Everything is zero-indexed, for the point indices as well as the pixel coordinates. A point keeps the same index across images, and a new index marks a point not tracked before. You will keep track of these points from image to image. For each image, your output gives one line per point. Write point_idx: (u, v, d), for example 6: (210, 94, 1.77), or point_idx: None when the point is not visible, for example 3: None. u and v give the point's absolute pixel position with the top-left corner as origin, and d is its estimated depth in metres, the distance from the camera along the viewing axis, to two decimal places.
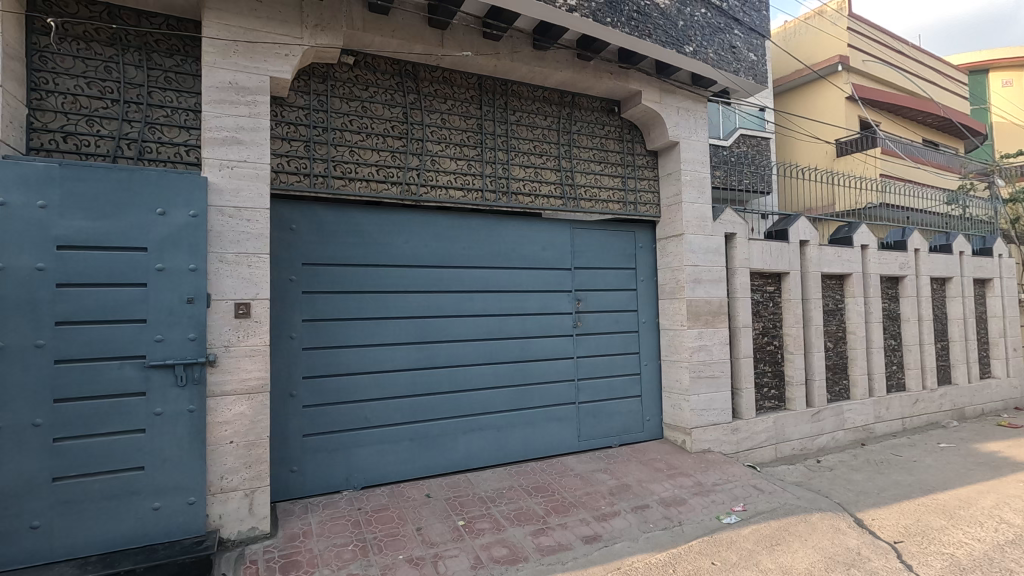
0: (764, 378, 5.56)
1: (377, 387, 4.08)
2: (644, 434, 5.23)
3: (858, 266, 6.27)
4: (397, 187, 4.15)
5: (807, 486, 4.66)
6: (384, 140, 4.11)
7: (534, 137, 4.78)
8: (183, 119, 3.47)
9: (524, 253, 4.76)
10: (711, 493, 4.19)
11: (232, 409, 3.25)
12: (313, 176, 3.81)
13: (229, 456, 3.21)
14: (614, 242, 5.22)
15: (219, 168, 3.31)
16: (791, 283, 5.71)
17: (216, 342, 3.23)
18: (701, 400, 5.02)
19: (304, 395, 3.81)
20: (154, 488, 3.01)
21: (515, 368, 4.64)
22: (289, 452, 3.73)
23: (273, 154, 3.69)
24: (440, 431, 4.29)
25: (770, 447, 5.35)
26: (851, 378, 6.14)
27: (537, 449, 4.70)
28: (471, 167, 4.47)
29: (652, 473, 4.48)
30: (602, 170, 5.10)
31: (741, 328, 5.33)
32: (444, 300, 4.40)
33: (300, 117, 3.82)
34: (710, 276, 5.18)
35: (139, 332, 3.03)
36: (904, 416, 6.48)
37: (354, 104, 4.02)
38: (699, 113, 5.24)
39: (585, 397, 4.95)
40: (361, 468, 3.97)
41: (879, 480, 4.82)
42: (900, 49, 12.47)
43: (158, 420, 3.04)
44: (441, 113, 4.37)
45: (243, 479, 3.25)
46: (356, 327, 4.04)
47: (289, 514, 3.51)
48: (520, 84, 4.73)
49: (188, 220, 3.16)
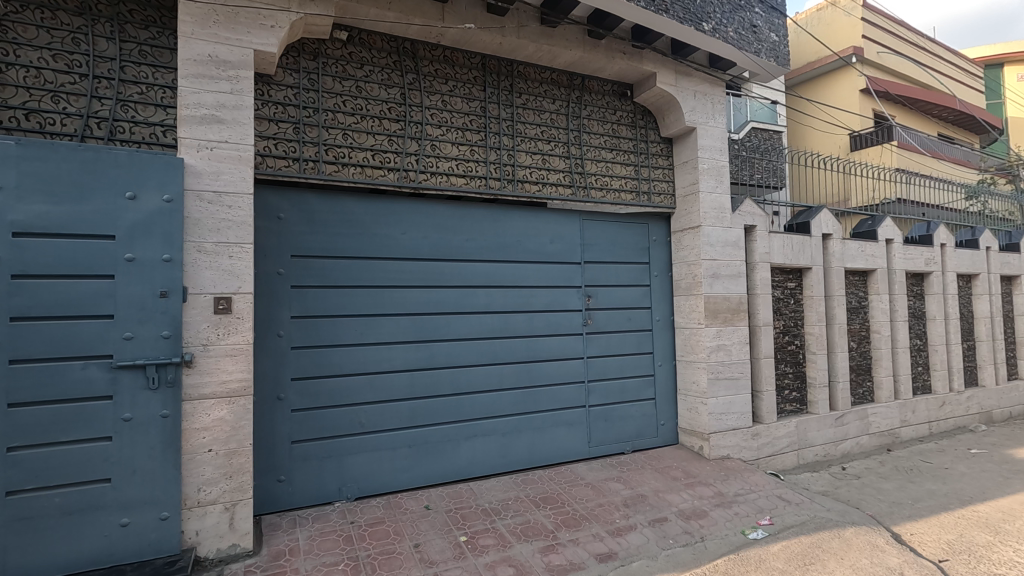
0: (785, 380, 5.23)
1: (373, 389, 3.78)
2: (657, 440, 4.92)
3: (883, 261, 5.95)
4: (393, 173, 3.84)
5: (836, 496, 4.34)
6: (380, 123, 3.82)
7: (541, 122, 4.47)
8: (160, 96, 3.18)
9: (531, 246, 4.45)
10: (734, 504, 3.87)
11: (211, 414, 2.95)
12: (303, 160, 3.51)
13: (207, 466, 2.91)
14: (626, 235, 4.90)
15: (197, 149, 3.00)
16: (813, 279, 5.38)
17: (193, 340, 2.93)
18: (719, 403, 4.71)
19: (293, 399, 3.51)
20: (122, 502, 2.71)
21: (522, 369, 4.34)
22: (275, 461, 3.43)
23: (259, 136, 3.39)
24: (441, 437, 3.98)
25: (793, 453, 5.02)
26: (876, 380, 5.81)
27: (545, 456, 4.39)
28: (474, 153, 4.17)
29: (669, 482, 4.16)
30: (613, 158, 4.79)
31: (761, 326, 5.01)
32: (445, 295, 4.09)
33: (288, 97, 3.52)
34: (729, 271, 4.86)
35: (106, 330, 2.73)
36: (930, 420, 6.14)
37: (347, 83, 3.72)
38: (717, 96, 4.92)
39: (596, 400, 4.64)
40: (355, 477, 3.67)
41: (912, 490, 4.50)
42: (916, 41, 12.09)
43: (127, 427, 2.74)
44: (441, 94, 4.07)
45: (223, 492, 2.95)
46: (350, 325, 3.73)
47: (275, 529, 3.22)
48: (526, 65, 4.43)
49: (161, 205, 2.86)
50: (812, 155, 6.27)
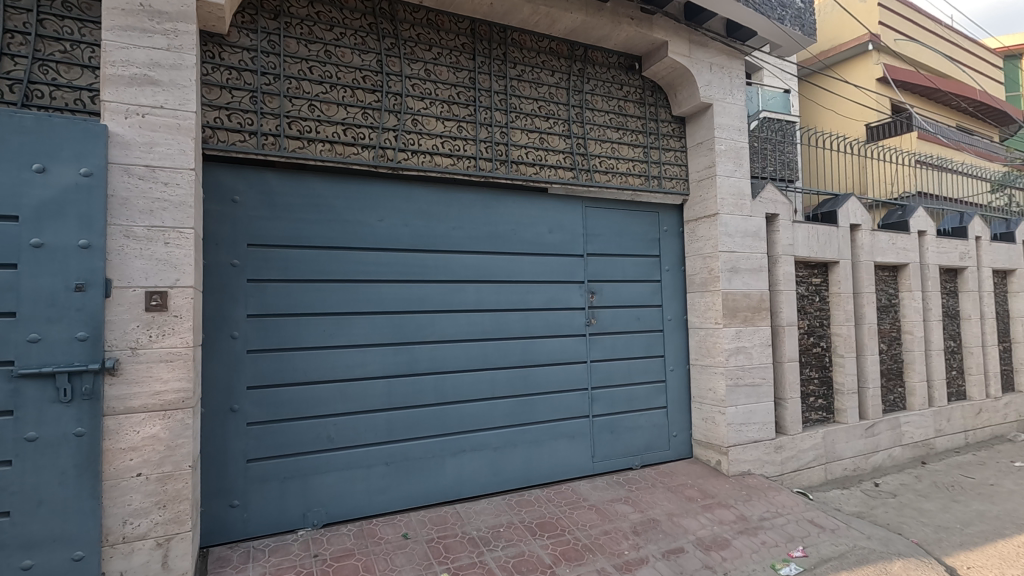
0: (810, 386, 4.72)
1: (344, 399, 3.28)
2: (669, 452, 4.42)
3: (916, 254, 5.42)
4: (368, 151, 3.35)
5: (873, 518, 3.83)
6: (352, 93, 3.33)
7: (539, 96, 3.98)
8: (87, 55, 2.68)
9: (526, 236, 3.95)
10: (761, 532, 3.35)
11: (140, 432, 2.46)
12: (261, 134, 3.04)
13: (135, 494, 2.43)
14: (635, 225, 4.41)
15: (125, 116, 2.52)
16: (840, 274, 4.87)
17: (118, 343, 2.45)
18: (739, 413, 4.20)
19: (249, 410, 3.03)
20: (24, 540, 2.23)
21: (517, 375, 3.84)
22: (227, 483, 2.95)
23: (208, 105, 2.92)
24: (423, 453, 3.49)
25: (819, 468, 4.51)
26: (908, 386, 5.29)
27: (543, 473, 3.89)
28: (462, 130, 3.68)
29: (684, 504, 3.65)
30: (620, 138, 4.29)
31: (785, 327, 4.50)
32: (429, 291, 3.60)
33: (243, 61, 3.04)
34: (749, 265, 4.36)
35: (5, 331, 2.24)
36: (967, 429, 5.61)
37: (314, 47, 3.24)
38: (735, 70, 4.42)
39: (600, 409, 4.14)
40: (322, 500, 3.18)
41: (958, 511, 3.98)
42: (936, 28, 11.51)
43: (31, 449, 2.25)
44: (425, 62, 3.58)
45: (155, 524, 2.46)
46: (317, 325, 3.24)
47: (223, 565, 2.73)
48: (522, 32, 3.94)
49: (78, 180, 2.38)
50: (830, 136, 5.77)
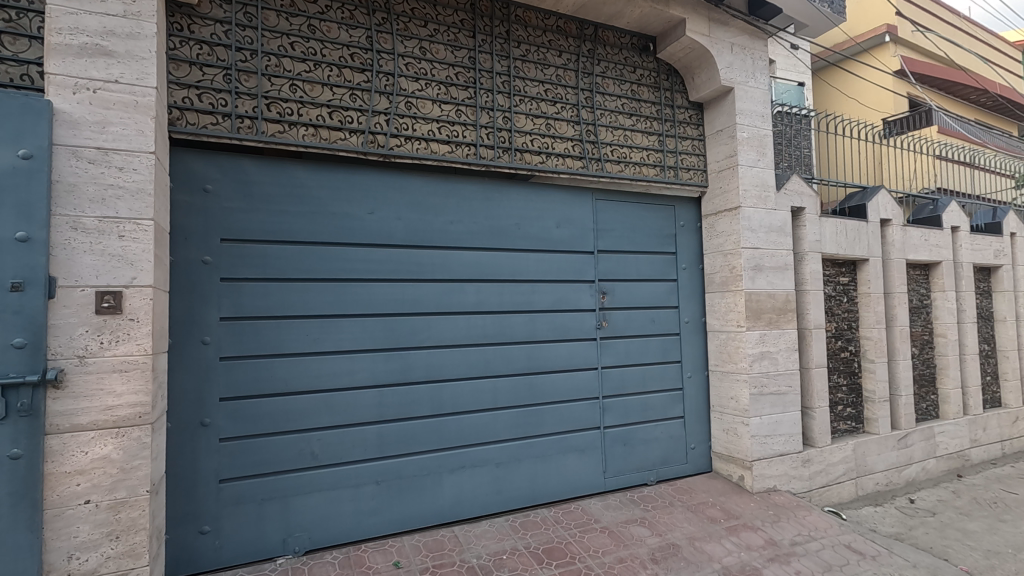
0: (838, 394, 4.37)
1: (330, 411, 2.96)
2: (686, 467, 4.07)
3: (949, 252, 5.05)
4: (357, 136, 3.03)
5: (914, 542, 3.47)
6: (339, 72, 3.01)
7: (545, 79, 3.66)
8: (35, 25, 2.37)
9: (532, 231, 3.62)
10: (793, 559, 3.00)
11: (89, 453, 2.15)
12: (236, 116, 2.72)
13: (81, 525, 2.11)
14: (649, 220, 4.08)
15: (74, 92, 2.21)
16: (870, 273, 4.52)
17: (63, 352, 2.13)
18: (764, 424, 3.85)
19: (222, 425, 2.71)
20: None
21: (521, 383, 3.51)
22: (196, 507, 2.63)
23: (175, 82, 2.60)
24: (418, 470, 3.17)
25: (850, 483, 4.15)
26: (942, 393, 4.93)
27: (550, 490, 3.56)
28: (461, 114, 3.35)
29: (706, 526, 3.30)
30: (632, 125, 3.96)
31: (812, 330, 4.16)
32: (425, 292, 3.27)
33: (216, 34, 2.72)
34: (774, 262, 4.02)
35: None
36: (1004, 439, 5.24)
37: (296, 21, 2.92)
38: (757, 51, 4.10)
39: (612, 419, 3.80)
40: (305, 524, 2.86)
41: (1007, 533, 3.61)
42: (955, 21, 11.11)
43: None
44: (420, 39, 3.26)
45: (106, 558, 2.15)
46: (300, 329, 2.92)
47: None
48: (526, 9, 3.61)
49: (16, 163, 2.05)
50: (851, 122, 5.37)
